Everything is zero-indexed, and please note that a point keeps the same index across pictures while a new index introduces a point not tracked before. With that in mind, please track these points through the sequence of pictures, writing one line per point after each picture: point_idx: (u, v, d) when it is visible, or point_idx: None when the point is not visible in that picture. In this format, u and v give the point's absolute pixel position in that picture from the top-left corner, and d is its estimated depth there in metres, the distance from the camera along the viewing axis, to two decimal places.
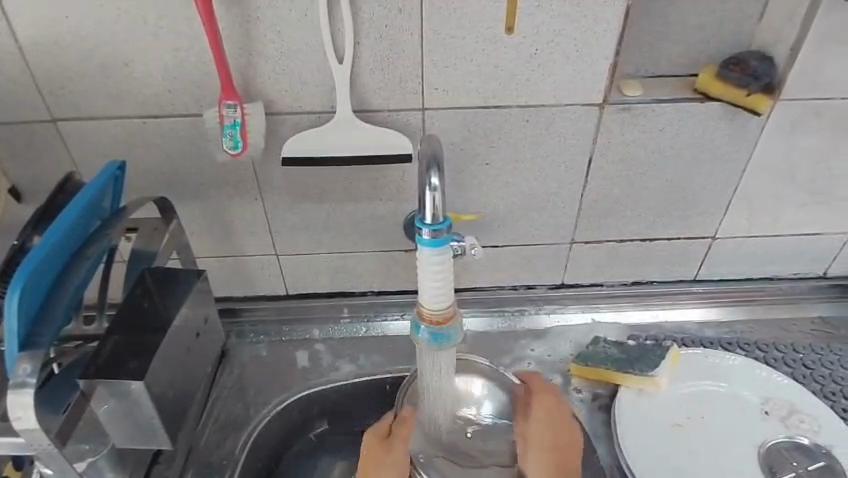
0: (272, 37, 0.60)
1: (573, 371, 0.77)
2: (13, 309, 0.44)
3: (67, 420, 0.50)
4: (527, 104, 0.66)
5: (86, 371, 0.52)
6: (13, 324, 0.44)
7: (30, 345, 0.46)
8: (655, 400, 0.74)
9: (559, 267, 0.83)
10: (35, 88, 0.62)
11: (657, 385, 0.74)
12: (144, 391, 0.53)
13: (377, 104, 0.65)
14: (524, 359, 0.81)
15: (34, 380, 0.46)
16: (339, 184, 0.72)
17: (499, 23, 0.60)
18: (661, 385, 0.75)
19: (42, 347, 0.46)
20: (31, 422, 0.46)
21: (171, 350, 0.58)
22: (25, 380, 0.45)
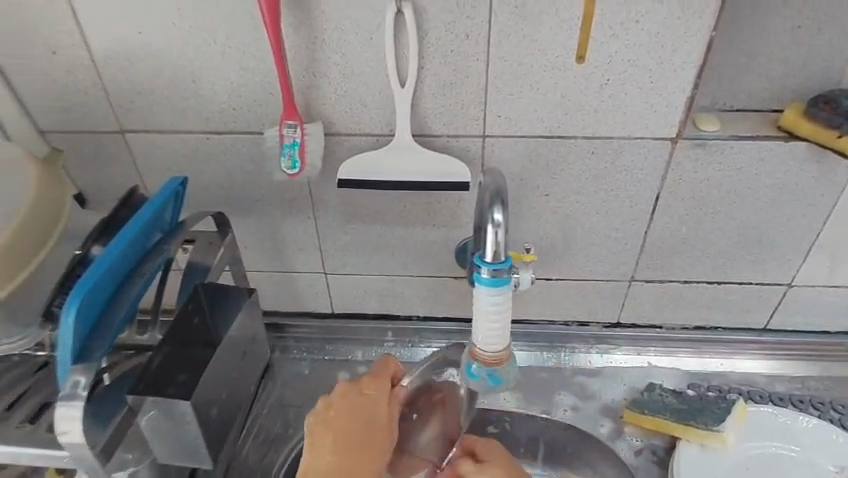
0: (336, 59, 0.59)
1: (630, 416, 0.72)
2: (68, 326, 0.44)
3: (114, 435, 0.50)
4: (593, 135, 0.63)
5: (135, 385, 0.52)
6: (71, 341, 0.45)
7: (85, 358, 0.47)
8: (719, 459, 0.69)
9: (616, 304, 0.79)
10: (107, 101, 0.64)
11: (723, 441, 0.69)
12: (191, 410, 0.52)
13: (438, 129, 0.63)
14: (558, 406, 0.77)
15: (85, 393, 0.46)
16: (393, 207, 0.70)
17: (570, 51, 0.58)
18: (728, 441, 0.69)
19: (93, 362, 0.47)
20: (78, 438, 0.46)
21: (218, 367, 0.58)
22: (76, 393, 0.46)
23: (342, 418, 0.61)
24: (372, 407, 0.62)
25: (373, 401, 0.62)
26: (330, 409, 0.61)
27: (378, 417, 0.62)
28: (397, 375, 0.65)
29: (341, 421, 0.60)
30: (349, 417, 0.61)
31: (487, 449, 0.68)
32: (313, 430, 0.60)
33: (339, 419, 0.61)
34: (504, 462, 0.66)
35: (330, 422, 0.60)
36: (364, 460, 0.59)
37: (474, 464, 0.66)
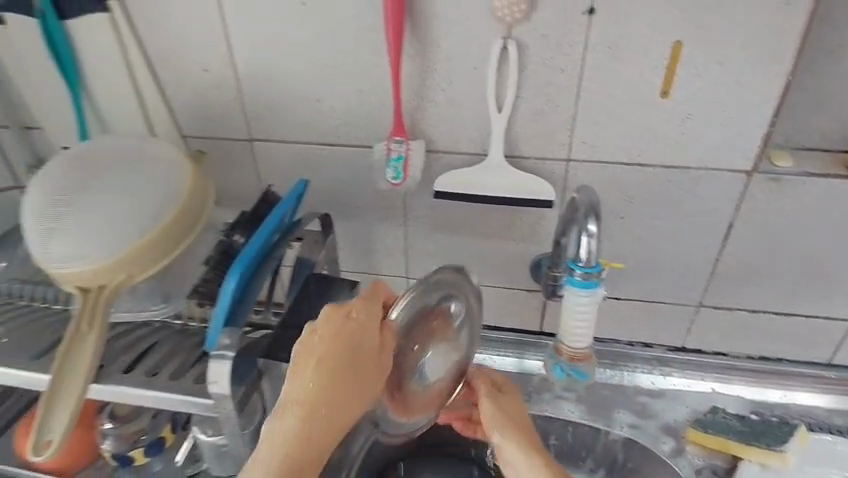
0: (443, 86, 0.67)
1: (691, 433, 0.76)
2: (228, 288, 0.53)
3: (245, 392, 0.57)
4: (671, 164, 0.69)
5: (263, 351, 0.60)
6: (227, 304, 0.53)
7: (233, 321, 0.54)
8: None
9: (680, 328, 0.83)
10: (242, 113, 0.74)
11: (785, 462, 0.71)
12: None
13: (527, 152, 0.70)
14: (615, 423, 0.79)
15: (232, 349, 0.52)
16: (478, 220, 0.77)
17: (654, 87, 0.64)
18: (789, 462, 0.71)
19: (239, 324, 0.54)
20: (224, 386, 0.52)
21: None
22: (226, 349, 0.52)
23: (328, 346, 0.52)
24: (362, 332, 0.52)
25: (362, 325, 0.53)
26: (314, 336, 0.53)
27: (368, 344, 0.52)
28: (388, 300, 0.56)
29: (330, 348, 0.52)
30: (342, 344, 0.52)
31: (492, 398, 0.62)
32: (299, 352, 0.54)
33: (320, 348, 0.53)
34: (514, 419, 0.61)
35: (316, 349, 0.53)
36: (357, 390, 0.53)
37: (490, 408, 0.61)
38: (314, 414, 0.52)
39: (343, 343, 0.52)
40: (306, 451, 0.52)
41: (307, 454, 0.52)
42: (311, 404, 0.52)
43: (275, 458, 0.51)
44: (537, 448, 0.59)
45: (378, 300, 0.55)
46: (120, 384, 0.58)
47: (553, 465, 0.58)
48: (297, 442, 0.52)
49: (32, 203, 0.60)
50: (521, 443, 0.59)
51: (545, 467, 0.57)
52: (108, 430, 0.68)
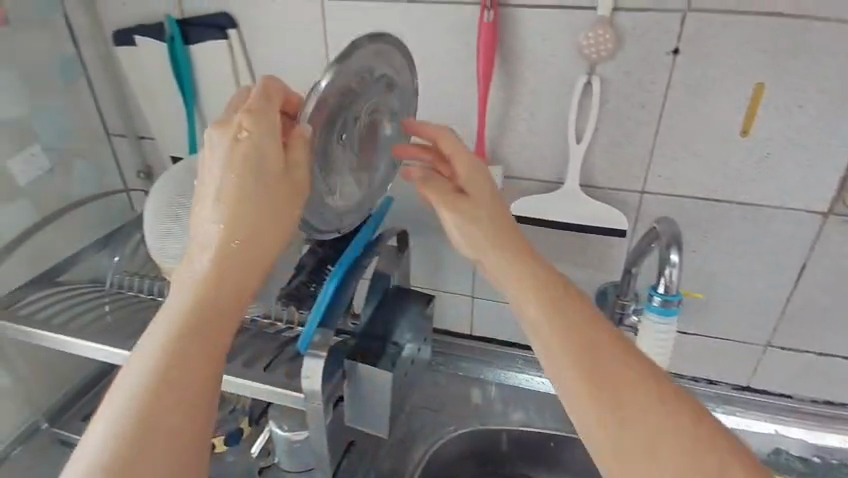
0: (524, 116, 0.72)
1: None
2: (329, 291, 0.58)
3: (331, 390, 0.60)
4: (746, 202, 0.70)
5: (350, 354, 0.63)
6: (321, 312, 0.57)
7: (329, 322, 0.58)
8: None
9: (746, 367, 0.82)
10: None
11: None
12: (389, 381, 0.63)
13: (602, 182, 0.73)
14: None
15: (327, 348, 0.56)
16: (548, 245, 0.80)
17: (734, 126, 0.66)
18: None
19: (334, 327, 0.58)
20: (317, 380, 0.56)
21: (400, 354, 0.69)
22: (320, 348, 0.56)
23: (227, 175, 0.46)
24: (256, 150, 0.46)
25: (255, 143, 0.46)
26: (209, 162, 0.47)
27: (272, 164, 0.47)
28: (288, 100, 0.51)
29: (230, 179, 0.46)
30: (250, 174, 0.46)
31: (514, 235, 0.53)
32: (203, 197, 0.47)
33: (212, 180, 0.47)
34: (549, 281, 0.49)
35: (213, 182, 0.47)
36: (272, 214, 0.47)
37: (490, 235, 0.53)
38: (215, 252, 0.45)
39: (232, 183, 0.46)
40: (223, 292, 0.44)
41: (222, 295, 0.44)
42: (225, 250, 0.45)
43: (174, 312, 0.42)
44: (589, 314, 0.47)
45: (271, 101, 0.48)
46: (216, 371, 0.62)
47: (618, 345, 0.45)
48: (202, 291, 0.44)
49: (150, 204, 0.67)
50: (555, 301, 0.47)
51: (598, 341, 0.45)
52: None
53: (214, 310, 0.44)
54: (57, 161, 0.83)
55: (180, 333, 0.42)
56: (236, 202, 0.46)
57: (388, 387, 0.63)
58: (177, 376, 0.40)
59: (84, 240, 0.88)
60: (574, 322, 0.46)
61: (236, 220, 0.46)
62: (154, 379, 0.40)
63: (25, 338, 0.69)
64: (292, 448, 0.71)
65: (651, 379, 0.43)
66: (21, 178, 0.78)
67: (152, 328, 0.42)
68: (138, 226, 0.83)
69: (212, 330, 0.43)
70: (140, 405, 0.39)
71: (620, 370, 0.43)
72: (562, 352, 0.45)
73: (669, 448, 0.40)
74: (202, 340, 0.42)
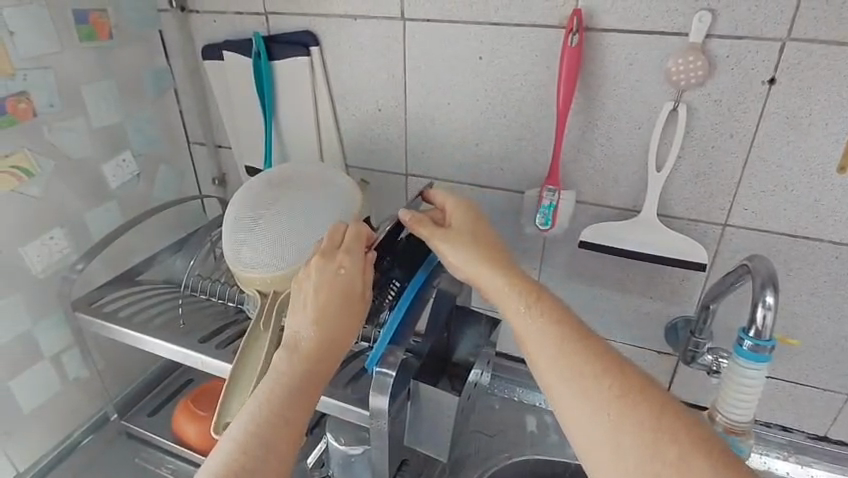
0: (602, 141, 0.70)
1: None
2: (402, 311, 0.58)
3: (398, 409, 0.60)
4: (840, 241, 0.65)
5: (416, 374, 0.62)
6: (395, 328, 0.57)
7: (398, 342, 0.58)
8: None
9: (829, 418, 0.76)
10: (403, 150, 0.82)
11: None
12: (457, 402, 0.61)
13: (680, 212, 0.70)
14: None
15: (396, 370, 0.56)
16: (617, 274, 0.78)
17: (832, 161, 0.62)
18: None
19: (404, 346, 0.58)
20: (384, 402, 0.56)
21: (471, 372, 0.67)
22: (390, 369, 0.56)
23: (321, 296, 0.54)
24: (348, 278, 0.55)
25: (346, 271, 0.55)
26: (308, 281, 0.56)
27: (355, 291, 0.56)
28: (372, 239, 0.59)
29: (323, 297, 0.55)
30: (344, 295, 0.55)
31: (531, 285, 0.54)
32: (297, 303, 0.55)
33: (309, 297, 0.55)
34: (548, 312, 0.50)
35: (308, 301, 0.55)
36: (348, 327, 0.55)
37: (502, 285, 0.54)
38: (302, 347, 0.53)
39: (323, 295, 0.54)
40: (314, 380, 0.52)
41: (312, 384, 0.52)
42: (315, 347, 0.53)
43: (269, 392, 0.49)
44: (588, 340, 0.47)
45: (361, 239, 0.58)
46: None
47: (617, 370, 0.45)
48: (297, 377, 0.51)
49: (231, 211, 0.69)
50: (557, 329, 0.49)
51: (593, 365, 0.46)
52: None
53: (295, 402, 0.50)
54: (143, 167, 0.87)
55: (270, 415, 0.48)
56: (325, 312, 0.54)
57: (453, 409, 0.62)
58: (273, 443, 0.47)
59: (162, 242, 0.93)
60: (574, 349, 0.47)
61: (324, 329, 0.54)
62: (253, 451, 0.46)
63: (107, 333, 0.73)
64: (347, 461, 0.71)
65: (648, 398, 0.43)
66: (113, 181, 0.83)
67: (251, 401, 0.49)
68: (213, 232, 0.87)
69: (292, 419, 0.49)
70: (240, 459, 0.45)
71: (613, 392, 0.44)
72: (561, 377, 0.46)
73: (663, 459, 0.40)
74: (288, 420, 0.49)
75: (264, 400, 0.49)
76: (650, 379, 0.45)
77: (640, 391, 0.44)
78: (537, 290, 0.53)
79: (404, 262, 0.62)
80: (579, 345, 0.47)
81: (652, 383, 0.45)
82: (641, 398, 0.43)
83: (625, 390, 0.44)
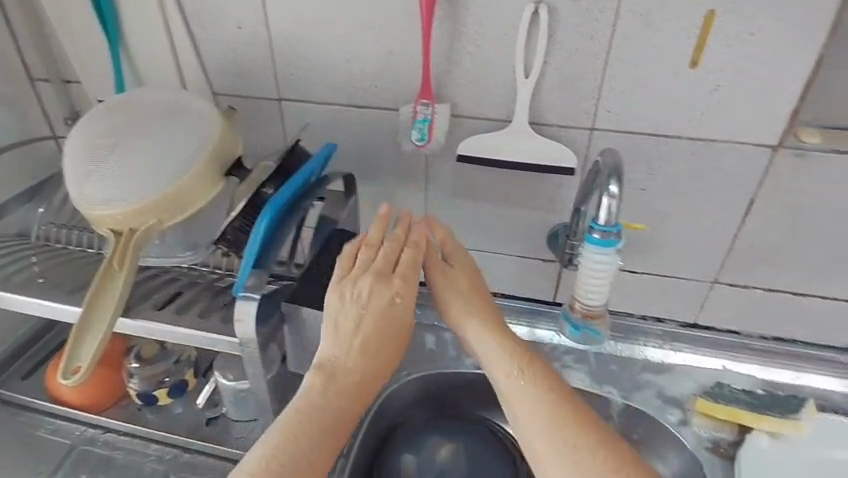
0: (471, 50, 0.68)
1: (696, 404, 0.76)
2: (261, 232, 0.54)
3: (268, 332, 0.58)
4: (696, 136, 0.69)
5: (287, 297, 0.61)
6: (274, 211, 0.55)
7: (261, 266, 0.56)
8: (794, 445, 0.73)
9: (696, 305, 0.84)
10: (273, 72, 0.76)
11: (798, 429, 0.73)
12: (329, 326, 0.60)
13: (551, 119, 0.71)
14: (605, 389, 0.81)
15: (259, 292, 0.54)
16: (498, 187, 0.78)
17: (685, 57, 0.64)
18: (802, 430, 0.73)
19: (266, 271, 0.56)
20: (248, 327, 0.54)
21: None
22: (252, 293, 0.54)
23: (371, 322, 0.57)
24: (395, 310, 0.59)
25: (395, 301, 0.59)
26: (355, 302, 0.58)
27: (397, 323, 0.59)
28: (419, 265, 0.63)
29: (371, 322, 0.58)
30: (391, 320, 0.58)
31: (536, 360, 0.60)
32: (339, 324, 0.58)
33: (351, 323, 0.57)
34: (539, 381, 0.57)
35: (354, 330, 0.57)
36: (380, 364, 0.58)
37: (505, 355, 0.60)
38: (338, 376, 0.56)
39: (372, 323, 0.58)
40: (344, 411, 0.55)
41: (340, 412, 0.55)
42: (348, 374, 0.56)
43: (299, 421, 0.53)
44: (581, 414, 0.55)
45: (405, 266, 0.61)
46: (148, 320, 0.59)
47: (609, 441, 0.53)
48: (328, 406, 0.54)
49: (71, 146, 0.62)
50: (552, 398, 0.56)
51: (574, 425, 0.54)
52: (133, 369, 0.72)
53: (322, 435, 0.53)
54: None
55: (301, 446, 0.51)
56: (370, 340, 0.58)
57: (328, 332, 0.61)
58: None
59: (10, 192, 0.82)
60: (574, 419, 0.54)
61: (365, 361, 0.57)
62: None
63: None
64: (239, 397, 0.70)
65: (631, 469, 0.51)
66: None
67: (278, 428, 0.52)
68: None
69: (316, 452, 0.52)
70: None
71: (606, 465, 0.51)
72: (555, 447, 0.53)
73: None
74: (315, 451, 0.52)
75: (292, 432, 0.52)
76: (629, 447, 0.54)
77: (620, 454, 0.52)
78: (529, 355, 0.60)
79: (269, 179, 0.62)
80: (570, 415, 0.55)
81: (635, 453, 0.53)
82: (628, 467, 0.51)
83: (611, 461, 0.52)
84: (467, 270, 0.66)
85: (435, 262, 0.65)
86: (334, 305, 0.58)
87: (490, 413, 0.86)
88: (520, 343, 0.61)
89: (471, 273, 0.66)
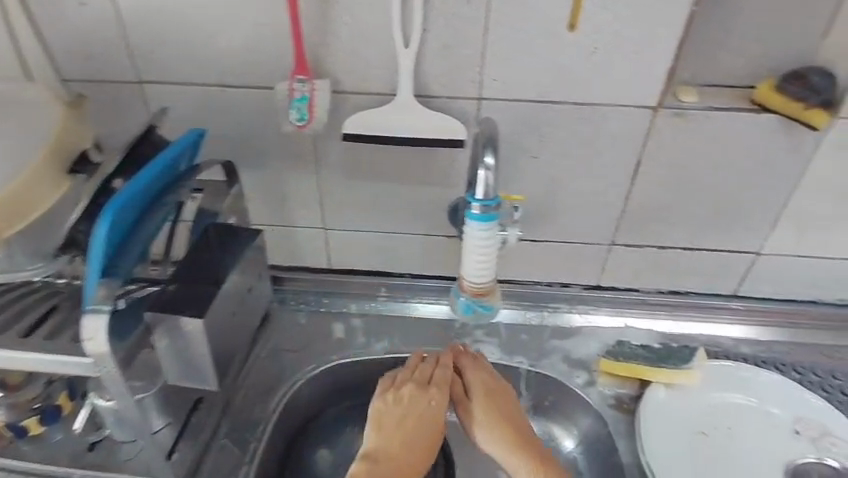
0: (346, 19, 0.64)
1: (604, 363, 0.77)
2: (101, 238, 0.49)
3: (130, 347, 0.53)
4: (581, 101, 0.68)
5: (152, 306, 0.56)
6: (114, 214, 0.49)
7: (111, 276, 0.51)
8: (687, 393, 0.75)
9: (597, 268, 0.85)
10: (129, 52, 0.68)
11: (690, 378, 0.75)
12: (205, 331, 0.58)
13: (437, 90, 0.68)
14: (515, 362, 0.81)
15: (108, 306, 0.50)
16: (392, 165, 0.75)
17: (562, 19, 0.62)
18: (694, 379, 0.75)
19: (117, 280, 0.52)
20: (101, 346, 0.50)
21: (229, 288, 0.63)
22: (100, 307, 0.50)
23: (409, 422, 0.67)
24: (425, 418, 0.67)
25: (438, 411, 0.68)
26: (399, 405, 0.68)
27: (431, 429, 0.67)
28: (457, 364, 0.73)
29: (406, 424, 0.67)
30: (430, 419, 0.67)
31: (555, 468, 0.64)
32: (378, 418, 0.67)
33: (394, 421, 0.67)
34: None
35: (393, 428, 0.66)
36: (409, 464, 0.65)
37: (532, 473, 0.63)
38: (375, 462, 0.64)
39: (404, 422, 0.67)
40: None
41: None
42: (382, 460, 0.64)
43: None
44: None
45: (443, 384, 0.70)
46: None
47: None
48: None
49: None
50: None
51: None
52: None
53: None
54: None
55: None
56: (405, 436, 0.66)
57: (204, 339, 0.59)
58: None
59: None
60: None
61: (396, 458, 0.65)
62: None
63: None
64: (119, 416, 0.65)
65: None
66: None
67: None
68: None
69: None
70: None
71: None
72: None
73: None
74: None
75: None
76: None
77: None
78: (544, 463, 0.64)
79: (114, 172, 0.58)
80: None
81: None
82: None
83: None
84: (502, 390, 0.71)
85: (490, 381, 0.71)
86: (380, 409, 0.67)
87: None
88: (546, 455, 0.66)
89: (506, 393, 0.71)
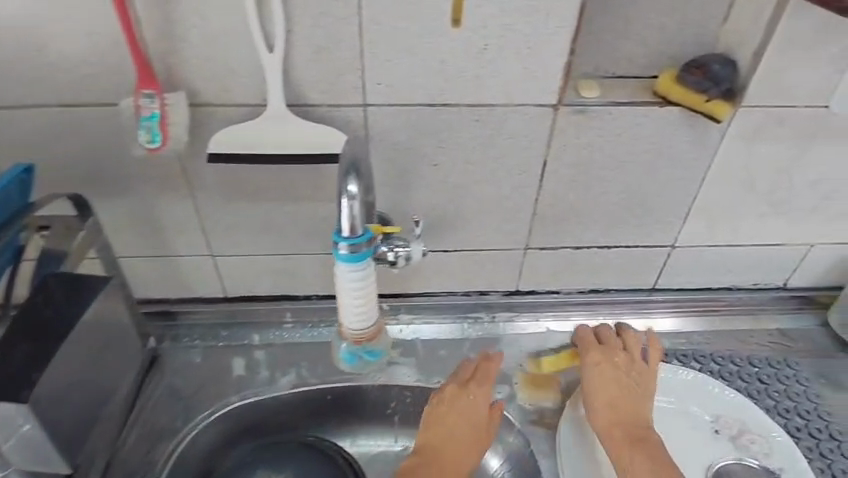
0: (194, 21, 0.54)
1: (486, 364, 0.74)
2: None
3: None
4: (476, 102, 0.62)
5: None
6: None
7: None
8: None
9: (513, 273, 0.80)
10: None
11: None
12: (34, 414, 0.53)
13: (315, 97, 0.60)
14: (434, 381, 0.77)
15: None
16: (277, 182, 0.67)
17: (444, 14, 0.56)
18: None
19: None
20: None
21: (71, 349, 0.56)
22: None
23: (454, 417, 0.69)
24: (476, 406, 0.70)
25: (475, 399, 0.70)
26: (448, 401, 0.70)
27: (481, 416, 0.70)
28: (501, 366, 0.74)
29: (456, 419, 0.69)
30: (481, 413, 0.70)
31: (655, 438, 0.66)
32: (435, 418, 0.70)
33: (446, 419, 0.69)
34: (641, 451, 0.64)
35: (451, 424, 0.69)
36: (466, 451, 0.68)
37: (634, 436, 0.66)
38: (428, 455, 0.67)
39: (461, 414, 0.70)
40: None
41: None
42: (433, 451, 0.68)
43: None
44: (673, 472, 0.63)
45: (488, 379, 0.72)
46: None
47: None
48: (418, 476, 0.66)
49: None
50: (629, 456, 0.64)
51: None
52: None
53: None
54: None
55: None
56: (453, 427, 0.69)
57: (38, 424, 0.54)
58: None
59: None
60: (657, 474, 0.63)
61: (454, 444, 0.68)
62: None
63: None
64: None
65: None
66: None
67: None
68: None
69: None
70: None
71: None
72: None
73: None
74: None
75: None
76: None
77: None
78: (634, 429, 0.67)
79: None
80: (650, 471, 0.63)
81: None
82: None
83: None
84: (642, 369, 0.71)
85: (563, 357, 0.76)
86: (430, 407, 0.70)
87: (319, 430, 0.78)
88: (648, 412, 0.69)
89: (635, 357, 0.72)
